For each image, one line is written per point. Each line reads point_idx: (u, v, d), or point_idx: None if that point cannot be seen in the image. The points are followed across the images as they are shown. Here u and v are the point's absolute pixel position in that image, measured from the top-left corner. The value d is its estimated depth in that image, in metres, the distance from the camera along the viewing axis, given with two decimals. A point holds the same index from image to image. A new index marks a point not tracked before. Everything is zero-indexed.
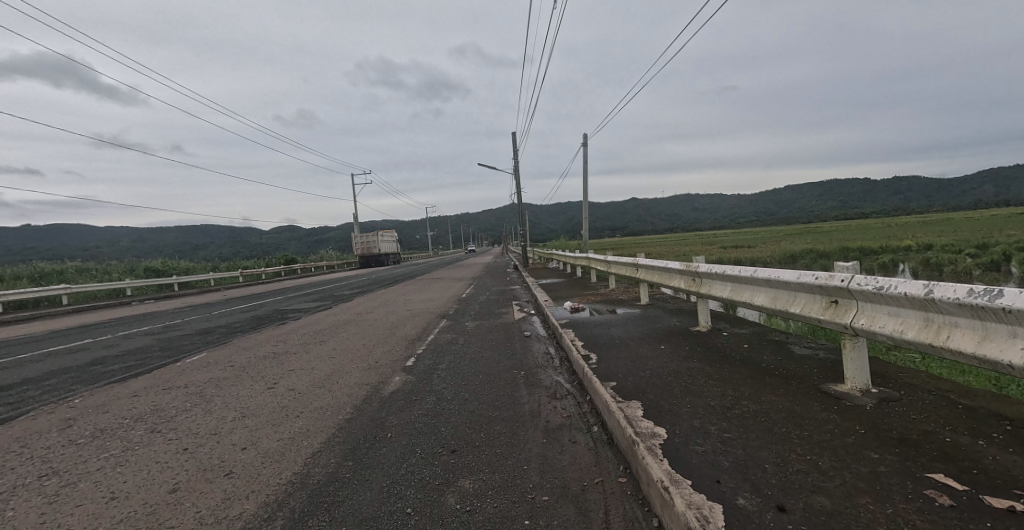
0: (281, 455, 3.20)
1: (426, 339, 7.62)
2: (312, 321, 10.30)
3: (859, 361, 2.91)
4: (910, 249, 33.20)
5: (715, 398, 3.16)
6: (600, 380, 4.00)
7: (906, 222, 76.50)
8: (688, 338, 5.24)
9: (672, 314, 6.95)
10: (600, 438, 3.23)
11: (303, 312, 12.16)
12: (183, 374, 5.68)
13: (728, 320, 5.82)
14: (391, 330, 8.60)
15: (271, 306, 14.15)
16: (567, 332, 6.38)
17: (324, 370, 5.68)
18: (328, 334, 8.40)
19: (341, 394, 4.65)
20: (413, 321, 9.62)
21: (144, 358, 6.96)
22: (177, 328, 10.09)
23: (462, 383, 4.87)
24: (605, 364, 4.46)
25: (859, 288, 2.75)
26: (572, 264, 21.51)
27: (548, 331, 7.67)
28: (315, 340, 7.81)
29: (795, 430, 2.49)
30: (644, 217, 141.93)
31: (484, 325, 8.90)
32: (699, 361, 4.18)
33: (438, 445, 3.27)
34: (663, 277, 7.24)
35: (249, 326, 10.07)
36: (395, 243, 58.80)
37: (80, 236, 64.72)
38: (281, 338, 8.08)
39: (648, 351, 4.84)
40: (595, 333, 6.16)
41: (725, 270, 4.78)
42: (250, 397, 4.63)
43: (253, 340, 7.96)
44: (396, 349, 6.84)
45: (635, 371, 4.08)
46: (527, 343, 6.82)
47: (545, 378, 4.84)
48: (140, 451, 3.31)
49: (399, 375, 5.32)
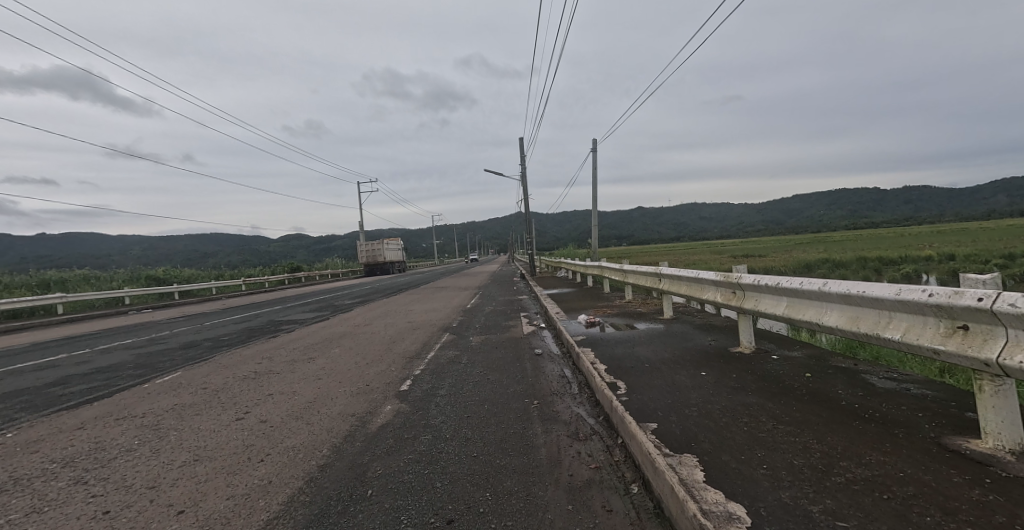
0: (225, 524, 2.43)
1: (426, 356, 6.87)
2: (306, 334, 9.58)
3: (1009, 413, 2.10)
4: (932, 260, 32.15)
5: (797, 454, 2.38)
6: (634, 419, 3.22)
7: (922, 231, 74.93)
8: (731, 361, 4.45)
9: (703, 331, 6.13)
10: (644, 504, 2.44)
11: (299, 324, 11.43)
12: (146, 399, 4.95)
13: (774, 340, 5.00)
14: (389, 346, 7.85)
15: (267, 317, 13.51)
16: (585, 351, 5.61)
17: (307, 396, 4.94)
18: (321, 350, 7.65)
19: (319, 429, 3.89)
20: (413, 335, 8.89)
21: (112, 377, 6.26)
22: (163, 341, 9.43)
23: (465, 417, 4.09)
24: (638, 396, 3.68)
25: (1011, 311, 1.97)
26: (582, 274, 20.76)
27: (561, 348, 6.90)
28: (303, 357, 7.07)
29: (946, 519, 1.69)
30: (652, 226, 140.76)
31: (490, 340, 8.11)
32: (756, 395, 3.40)
33: (431, 513, 2.48)
34: (692, 289, 6.45)
35: (239, 339, 9.36)
36: (400, 251, 58.37)
37: (89, 244, 65.06)
38: (269, 354, 7.35)
39: (686, 378, 4.05)
40: (618, 353, 5.38)
41: (781, 282, 3.97)
42: (211, 433, 3.86)
43: (238, 357, 7.23)
44: (391, 369, 6.08)
45: (677, 407, 3.30)
46: (539, 363, 6.04)
47: (563, 412, 4.06)
48: (47, 514, 2.55)
49: (391, 404, 4.55)
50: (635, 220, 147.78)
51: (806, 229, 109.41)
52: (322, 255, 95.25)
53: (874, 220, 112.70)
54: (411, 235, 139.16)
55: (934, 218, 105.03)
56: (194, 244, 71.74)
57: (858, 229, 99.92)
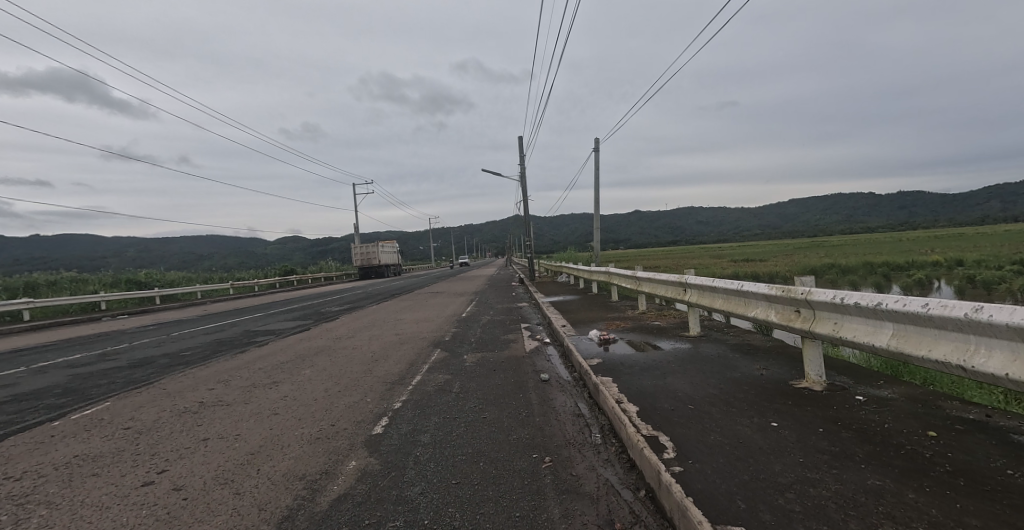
0: None
1: (409, 382, 5.78)
2: (277, 349, 8.42)
3: None
4: (941, 265, 31.43)
5: None
6: (706, 512, 2.13)
7: (922, 237, 74.36)
8: (804, 406, 3.38)
9: (744, 356, 5.07)
10: None
11: (275, 336, 10.25)
12: (38, 449, 3.77)
13: (846, 373, 3.95)
14: (369, 367, 6.71)
15: (241, 327, 12.30)
16: (605, 382, 4.52)
17: (251, 442, 3.84)
18: (287, 372, 6.51)
19: (248, 506, 2.77)
20: (399, 352, 7.81)
21: (22, 409, 5.10)
22: (115, 357, 8.25)
23: (451, 487, 2.97)
24: (696, 468, 2.58)
25: None
26: (584, 279, 19.82)
27: (572, 373, 5.84)
28: (265, 382, 5.96)
29: None
30: (650, 230, 140.18)
31: (488, 359, 7.01)
32: (875, 472, 2.31)
33: None
34: (730, 303, 5.40)
35: (201, 355, 8.20)
36: (395, 254, 57.14)
37: (76, 245, 63.34)
38: (224, 378, 6.18)
39: (754, 433, 2.97)
40: (648, 385, 4.32)
41: (885, 302, 2.88)
42: (94, 512, 2.71)
43: (186, 381, 6.07)
44: (366, 400, 4.98)
45: (766, 495, 2.21)
46: (547, 395, 4.96)
47: (587, 480, 2.96)
48: None
49: (357, 459, 3.46)
50: (633, 224, 147.15)
51: (805, 233, 109.04)
52: (317, 257, 94.02)
53: (873, 225, 112.54)
54: (407, 238, 137.92)
55: (932, 222, 104.91)
56: (184, 245, 70.20)
57: (858, 234, 99.67)
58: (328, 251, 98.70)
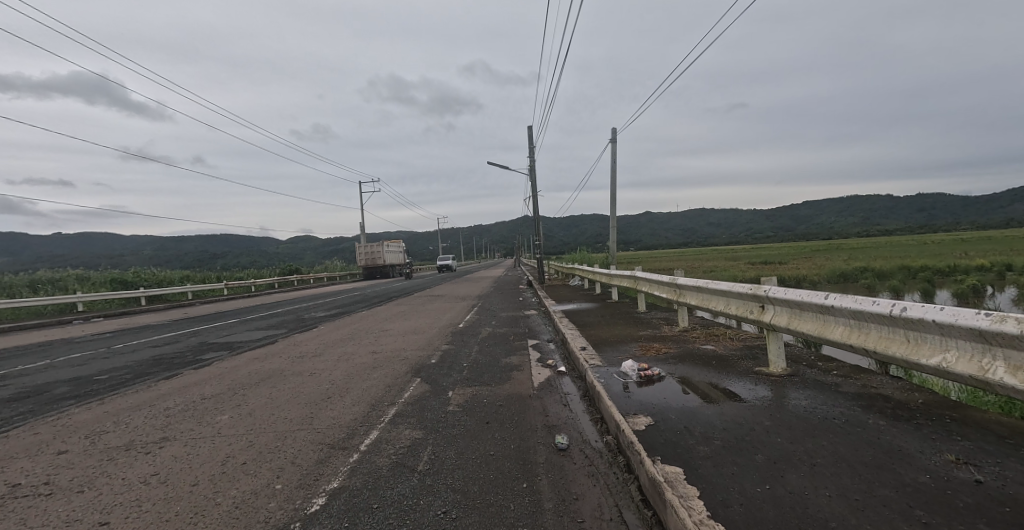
0: None
1: (357, 446, 3.82)
2: (213, 375, 6.55)
3: None
4: (991, 269, 28.84)
5: None
6: None
7: (953, 240, 70.68)
8: None
9: (897, 427, 2.99)
10: None
11: (227, 352, 8.42)
12: None
13: None
14: (312, 411, 4.77)
15: (197, 337, 10.48)
16: (678, 489, 2.45)
17: None
18: (198, 418, 4.62)
19: None
20: (364, 383, 5.88)
21: None
22: (6, 384, 6.38)
23: None
24: None
25: None
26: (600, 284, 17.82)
27: (603, 438, 3.80)
28: (152, 439, 4.04)
29: None
30: (664, 232, 136.94)
31: (479, 400, 5.04)
32: None
33: None
34: (870, 337, 3.28)
35: (113, 383, 6.31)
36: (400, 254, 55.37)
37: (82, 242, 62.66)
38: (96, 431, 4.25)
39: None
40: (760, 501, 2.27)
41: None
42: None
43: (39, 436, 4.15)
44: (270, 493, 3.03)
45: None
46: (571, 492, 2.94)
47: None
48: None
49: None
50: (645, 224, 144.15)
51: (825, 234, 105.14)
52: (323, 256, 93.15)
53: (896, 226, 108.37)
54: (417, 238, 136.63)
55: (956, 225, 100.70)
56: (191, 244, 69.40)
57: (881, 237, 95.84)
58: (337, 251, 97.65)
